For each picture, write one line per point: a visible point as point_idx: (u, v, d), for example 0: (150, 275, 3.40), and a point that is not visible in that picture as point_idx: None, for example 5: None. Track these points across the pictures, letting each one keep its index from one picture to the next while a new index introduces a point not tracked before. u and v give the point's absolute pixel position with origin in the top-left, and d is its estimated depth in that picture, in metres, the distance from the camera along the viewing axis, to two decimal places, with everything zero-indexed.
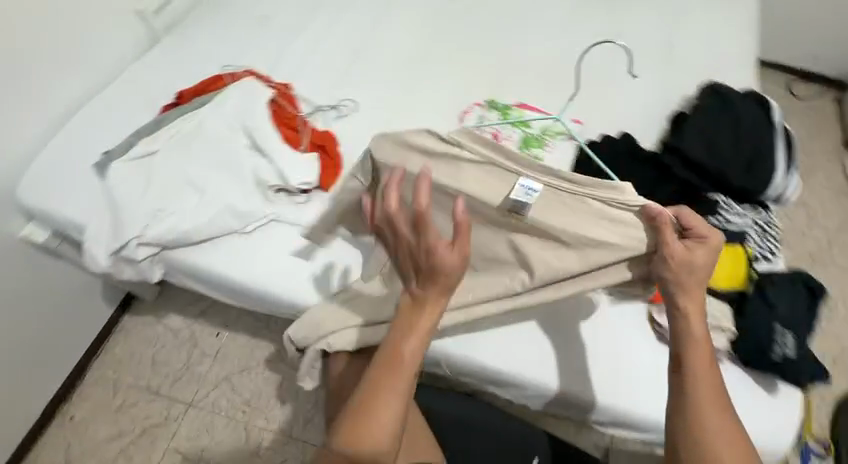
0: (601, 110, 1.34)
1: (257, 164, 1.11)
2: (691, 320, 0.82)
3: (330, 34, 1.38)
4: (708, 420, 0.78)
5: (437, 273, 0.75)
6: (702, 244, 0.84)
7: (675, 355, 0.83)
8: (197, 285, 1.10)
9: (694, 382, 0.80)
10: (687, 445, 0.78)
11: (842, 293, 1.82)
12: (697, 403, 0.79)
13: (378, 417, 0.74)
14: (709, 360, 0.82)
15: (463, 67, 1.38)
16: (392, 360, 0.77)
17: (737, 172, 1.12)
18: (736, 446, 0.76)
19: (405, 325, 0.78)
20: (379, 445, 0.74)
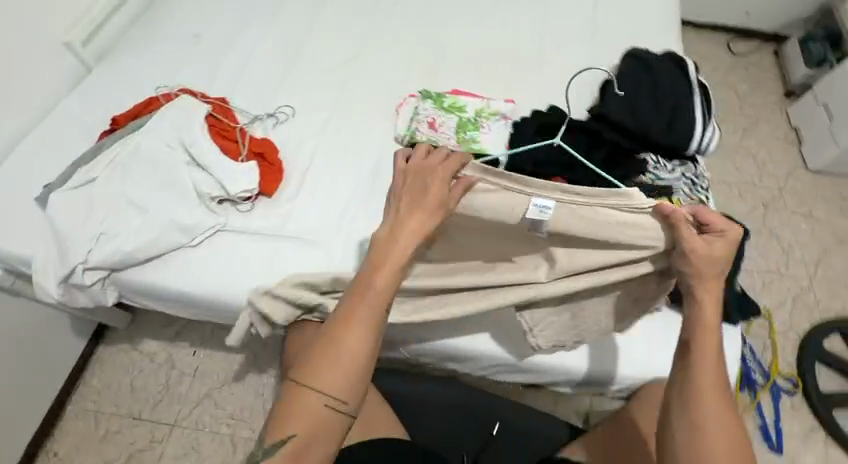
0: (529, 88, 1.38)
1: (197, 178, 1.14)
2: (706, 305, 0.77)
3: (261, 46, 1.41)
4: (706, 404, 0.74)
5: (427, 205, 0.81)
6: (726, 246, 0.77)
7: (685, 338, 0.78)
8: (153, 303, 1.12)
9: (701, 367, 0.75)
10: (682, 420, 0.74)
11: (794, 237, 1.82)
12: (697, 388, 0.75)
13: (344, 343, 0.77)
14: (716, 351, 0.76)
15: (395, 62, 1.41)
16: (364, 291, 0.79)
17: (660, 129, 1.18)
18: (730, 434, 0.72)
19: (378, 257, 0.81)
20: (344, 371, 0.76)
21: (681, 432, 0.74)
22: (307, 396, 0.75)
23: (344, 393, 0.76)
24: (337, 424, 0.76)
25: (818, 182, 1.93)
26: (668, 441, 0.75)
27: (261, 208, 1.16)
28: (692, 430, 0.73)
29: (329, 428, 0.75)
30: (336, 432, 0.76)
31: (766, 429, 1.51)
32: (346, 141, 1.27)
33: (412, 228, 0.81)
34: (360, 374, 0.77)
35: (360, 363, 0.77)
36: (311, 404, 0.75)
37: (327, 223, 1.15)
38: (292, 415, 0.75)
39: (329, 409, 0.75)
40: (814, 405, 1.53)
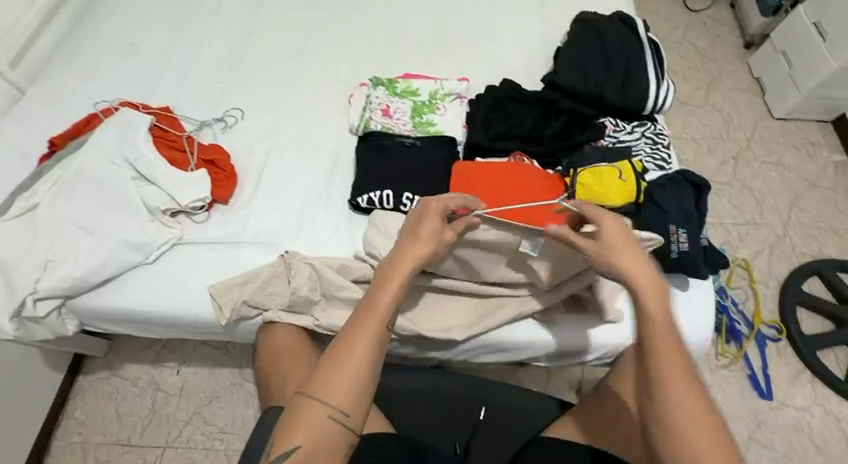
0: (480, 65, 1.35)
1: (146, 193, 1.10)
2: (644, 295, 0.75)
3: (203, 50, 1.36)
4: (673, 397, 0.70)
5: (426, 236, 0.83)
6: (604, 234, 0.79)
7: (638, 335, 0.75)
8: (115, 327, 1.08)
9: (659, 359, 0.72)
10: (653, 421, 0.71)
11: (765, 186, 1.83)
12: (660, 383, 0.71)
13: (352, 355, 0.75)
14: (672, 341, 0.73)
15: (342, 51, 1.37)
16: (372, 305, 0.78)
17: (613, 92, 1.19)
18: (704, 423, 0.68)
19: (387, 273, 0.81)
20: (351, 382, 0.74)
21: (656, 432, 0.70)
22: (313, 408, 0.72)
23: (350, 405, 0.73)
24: (340, 439, 0.72)
25: (784, 130, 1.94)
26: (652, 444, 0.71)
27: (217, 217, 1.13)
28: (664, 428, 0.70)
29: (332, 443, 0.72)
30: (339, 449, 0.72)
31: (755, 378, 1.52)
32: (299, 138, 1.23)
33: (415, 252, 0.82)
34: (366, 388, 0.75)
35: (365, 377, 0.75)
36: (315, 416, 0.72)
37: (288, 223, 1.12)
38: (294, 427, 0.71)
39: (333, 421, 0.72)
40: (798, 348, 1.55)
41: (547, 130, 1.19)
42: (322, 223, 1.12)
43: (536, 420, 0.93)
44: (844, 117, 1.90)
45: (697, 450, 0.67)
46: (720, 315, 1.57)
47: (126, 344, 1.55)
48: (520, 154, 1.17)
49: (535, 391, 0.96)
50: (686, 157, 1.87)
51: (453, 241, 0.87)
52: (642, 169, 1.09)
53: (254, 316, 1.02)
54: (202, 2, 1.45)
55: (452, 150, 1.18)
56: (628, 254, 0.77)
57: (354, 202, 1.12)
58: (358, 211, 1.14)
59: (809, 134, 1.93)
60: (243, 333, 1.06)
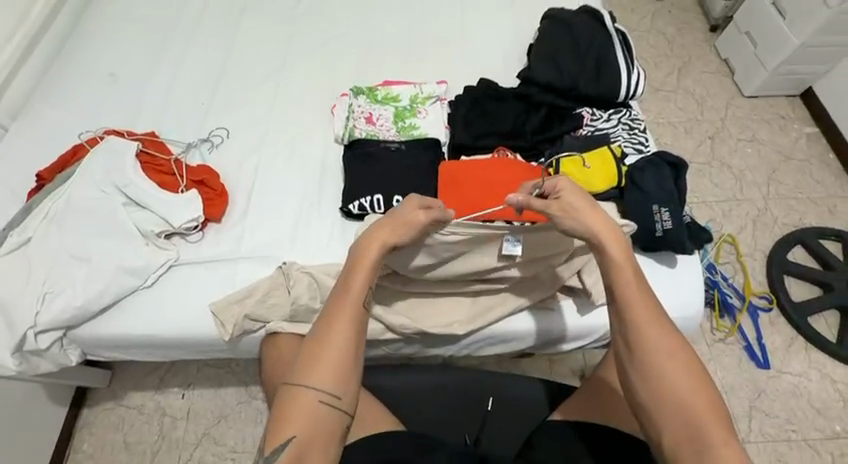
0: (457, 67, 1.38)
1: (140, 217, 1.11)
2: (609, 248, 0.84)
3: (184, 74, 1.38)
4: (648, 340, 0.79)
5: (394, 222, 0.86)
6: (568, 198, 0.85)
7: (608, 288, 0.84)
8: (118, 353, 1.09)
9: (629, 307, 0.82)
10: (632, 366, 0.79)
11: (743, 162, 1.89)
12: (635, 329, 0.80)
13: (331, 341, 0.79)
14: (640, 288, 0.83)
15: (321, 65, 1.40)
16: (346, 290, 0.83)
17: (587, 83, 1.24)
18: (675, 358, 0.78)
19: (353, 262, 0.85)
20: (336, 366, 0.78)
21: (635, 375, 0.79)
22: (305, 396, 0.76)
23: (339, 388, 0.77)
24: (334, 421, 0.76)
25: (755, 107, 2.00)
26: (633, 390, 0.79)
27: (211, 235, 1.14)
28: (639, 370, 0.79)
29: (327, 428, 0.75)
30: (334, 432, 0.76)
31: (751, 349, 1.56)
32: (286, 151, 1.26)
33: (380, 238, 0.85)
34: (350, 368, 0.79)
35: (348, 362, 0.79)
36: (306, 404, 0.76)
37: (283, 235, 1.14)
38: (286, 419, 0.75)
39: (324, 405, 0.76)
40: (789, 316, 1.60)
41: (528, 125, 1.22)
42: (316, 233, 1.14)
43: (542, 406, 0.95)
44: (812, 90, 1.97)
45: (671, 384, 0.76)
46: (711, 290, 1.61)
47: (128, 372, 1.55)
48: (503, 149, 1.20)
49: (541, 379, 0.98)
50: (664, 141, 1.92)
51: (428, 221, 0.87)
52: (621, 154, 1.13)
53: (257, 329, 1.03)
54: (179, 27, 1.47)
55: (437, 151, 1.21)
56: (589, 213, 0.85)
57: (345, 209, 1.14)
58: (351, 217, 1.16)
59: (780, 109, 2.00)
60: (247, 348, 1.07)
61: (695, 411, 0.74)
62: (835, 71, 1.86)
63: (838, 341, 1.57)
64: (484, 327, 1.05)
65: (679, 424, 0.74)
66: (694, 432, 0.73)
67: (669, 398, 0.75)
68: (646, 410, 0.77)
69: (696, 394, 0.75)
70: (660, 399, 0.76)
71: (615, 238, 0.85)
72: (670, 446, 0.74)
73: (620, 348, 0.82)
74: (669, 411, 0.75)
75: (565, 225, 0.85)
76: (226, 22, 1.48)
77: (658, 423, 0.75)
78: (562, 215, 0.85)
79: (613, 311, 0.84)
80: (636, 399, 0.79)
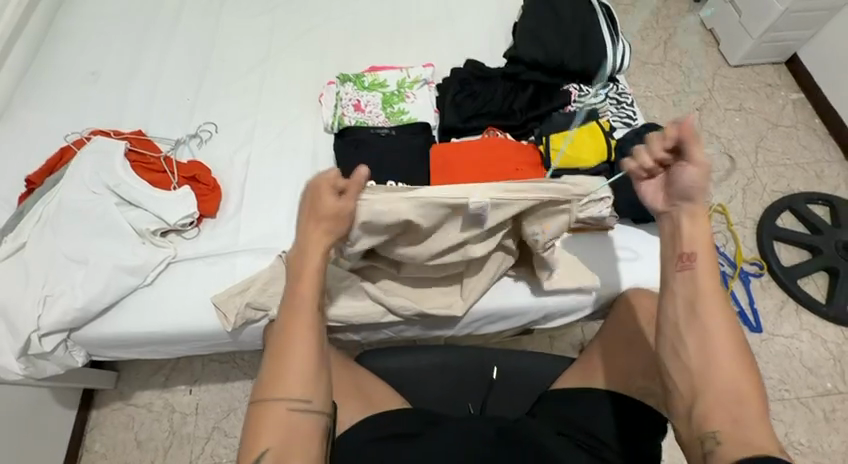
0: (443, 49, 1.37)
1: (134, 217, 1.12)
2: (691, 213, 0.77)
3: (166, 70, 1.36)
4: (706, 312, 0.73)
5: (321, 217, 0.81)
6: (703, 170, 0.74)
7: (675, 253, 0.77)
8: (122, 352, 1.10)
9: (690, 276, 0.76)
10: (684, 333, 0.74)
11: (731, 132, 1.90)
12: (693, 297, 0.75)
13: (291, 342, 0.79)
14: (710, 260, 0.76)
15: (306, 54, 1.39)
16: (293, 293, 0.82)
17: (573, 59, 1.24)
18: (730, 333, 0.72)
19: (297, 261, 0.83)
20: (299, 372, 0.78)
21: (687, 347, 0.73)
22: (271, 406, 0.75)
23: (306, 392, 0.77)
24: (313, 426, 0.76)
25: (742, 76, 2.01)
26: (681, 361, 0.73)
27: (206, 231, 1.15)
28: (689, 334, 0.73)
29: (301, 431, 0.75)
30: (314, 439, 0.76)
31: (744, 314, 1.60)
32: (276, 144, 1.25)
33: (317, 238, 0.82)
34: (313, 371, 0.78)
35: (308, 362, 0.79)
36: (274, 415, 0.75)
37: (278, 227, 1.14)
38: (260, 430, 0.74)
39: (294, 412, 0.75)
40: (780, 279, 1.63)
41: (516, 103, 1.22)
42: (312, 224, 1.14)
43: (545, 377, 0.98)
44: (797, 55, 1.98)
45: (719, 354, 0.71)
46: None
47: (133, 371, 1.57)
48: (493, 129, 1.20)
49: (543, 356, 0.99)
50: (653, 114, 1.93)
51: (351, 208, 0.82)
52: (610, 128, 1.15)
53: (259, 318, 1.04)
54: (158, 21, 1.45)
55: (427, 135, 1.21)
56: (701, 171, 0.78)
57: None
58: None
59: (766, 77, 2.01)
60: (249, 339, 1.08)
61: (738, 390, 0.68)
62: (820, 35, 1.87)
63: (828, 301, 1.61)
64: (483, 304, 1.07)
65: (723, 399, 0.68)
66: (734, 410, 0.67)
67: (715, 373, 0.70)
68: (689, 374, 0.72)
69: (741, 372, 0.70)
70: (704, 367, 0.71)
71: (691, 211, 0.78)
72: (701, 412, 0.69)
73: (674, 314, 0.76)
74: (712, 383, 0.70)
75: (694, 174, 0.75)
76: (206, 15, 1.46)
77: (702, 397, 0.70)
78: (689, 180, 0.75)
79: (670, 275, 0.78)
80: (681, 369, 0.73)
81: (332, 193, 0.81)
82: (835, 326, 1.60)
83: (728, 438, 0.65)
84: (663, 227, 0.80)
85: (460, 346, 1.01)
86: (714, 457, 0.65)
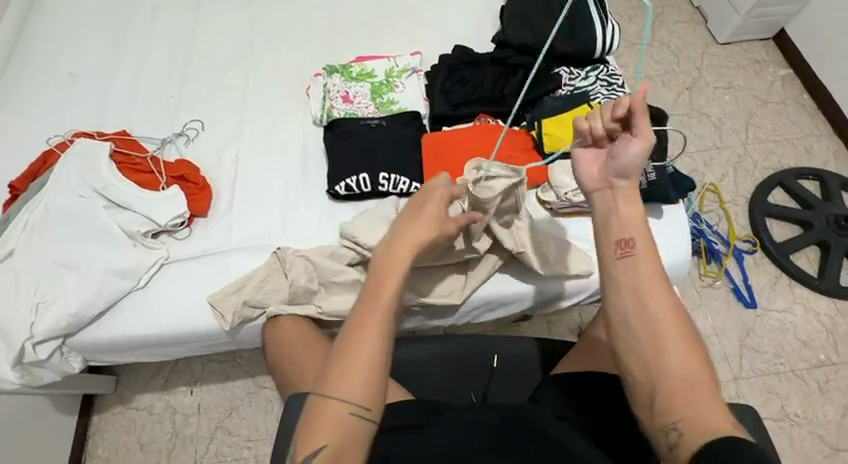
0: (431, 36, 1.35)
1: (123, 219, 1.09)
2: (624, 197, 0.76)
3: (147, 68, 1.33)
4: (651, 299, 0.71)
5: (422, 223, 0.82)
6: (647, 149, 0.74)
7: (614, 241, 0.75)
8: (118, 356, 1.09)
9: (632, 264, 0.73)
10: (634, 323, 0.71)
11: (721, 110, 1.90)
12: (637, 285, 0.72)
13: (364, 341, 0.72)
14: (648, 246, 0.74)
15: (290, 46, 1.36)
16: (376, 290, 0.76)
17: (562, 42, 1.23)
18: (676, 317, 0.70)
19: (385, 258, 0.79)
20: (367, 376, 0.70)
21: (638, 337, 0.70)
22: (331, 406, 0.68)
23: (369, 399, 0.69)
24: (364, 434, 0.69)
25: (731, 54, 2.01)
26: (632, 352, 0.70)
27: (198, 230, 1.13)
28: (637, 324, 0.70)
29: (353, 439, 0.68)
30: (360, 446, 0.68)
31: (738, 290, 1.62)
32: (264, 139, 1.23)
33: (411, 240, 0.80)
34: (380, 379, 0.71)
35: (377, 369, 0.71)
36: (334, 415, 0.68)
37: (271, 223, 1.13)
38: (316, 427, 0.68)
39: (353, 417, 0.68)
40: (773, 255, 1.65)
41: (506, 88, 1.21)
42: (305, 219, 1.13)
43: (545, 362, 0.98)
44: (785, 31, 1.98)
45: (669, 340, 0.68)
46: (698, 239, 1.65)
47: (132, 375, 1.56)
48: (484, 116, 1.19)
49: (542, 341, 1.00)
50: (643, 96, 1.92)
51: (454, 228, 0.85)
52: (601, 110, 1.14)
53: (256, 316, 1.03)
54: (137, 18, 1.41)
55: (417, 124, 1.20)
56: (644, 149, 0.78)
57: (332, 191, 1.12)
58: (338, 200, 1.14)
59: (755, 54, 2.01)
60: (248, 337, 1.07)
61: (691, 375, 0.66)
62: (807, 9, 1.86)
63: (820, 274, 1.63)
64: (483, 290, 1.07)
65: (680, 386, 0.66)
66: (690, 397, 0.65)
67: (668, 360, 0.67)
68: (644, 365, 0.69)
69: (691, 357, 0.68)
70: (656, 356, 0.68)
71: (619, 195, 0.76)
72: (662, 401, 0.66)
73: (620, 305, 0.73)
74: (669, 370, 0.67)
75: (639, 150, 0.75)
76: (184, 10, 1.42)
77: (661, 387, 0.67)
78: (630, 156, 0.75)
79: (612, 265, 0.75)
80: (635, 360, 0.70)
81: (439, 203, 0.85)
82: (828, 298, 1.62)
83: (689, 425, 0.63)
84: (596, 210, 0.78)
85: (459, 334, 1.01)
86: (678, 448, 0.63)
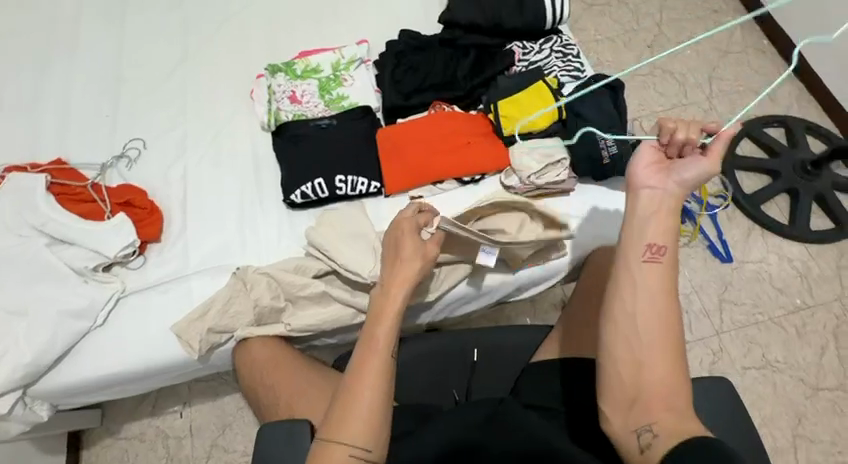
0: (376, 21, 1.28)
1: (71, 255, 1.03)
2: (660, 204, 0.69)
3: (75, 89, 1.23)
4: (658, 305, 0.67)
5: (406, 258, 0.85)
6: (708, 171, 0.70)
7: (634, 240, 0.69)
8: (88, 398, 1.04)
9: (647, 269, 0.68)
10: (635, 324, 0.66)
11: (684, 66, 1.87)
12: (646, 289, 0.67)
13: (364, 380, 0.75)
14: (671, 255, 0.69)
15: (227, 47, 1.27)
16: (374, 332, 0.79)
17: (511, 15, 1.17)
18: (671, 327, 0.66)
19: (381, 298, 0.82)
20: (367, 418, 0.72)
21: (640, 340, 0.66)
22: (335, 449, 0.70)
23: (370, 438, 0.72)
24: None
25: (689, 6, 1.97)
26: (632, 353, 0.66)
27: (154, 257, 1.08)
28: (642, 329, 0.66)
29: None
30: None
31: (714, 246, 1.63)
32: (212, 152, 1.16)
33: (403, 277, 0.83)
34: (383, 418, 0.74)
35: (378, 407, 0.74)
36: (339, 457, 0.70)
37: (230, 240, 1.08)
38: None
39: (356, 457, 0.70)
40: (745, 208, 1.66)
41: (459, 70, 1.16)
42: (266, 231, 1.09)
43: (526, 350, 0.97)
44: None
45: (666, 349, 0.66)
46: None
47: (118, 406, 1.51)
48: (439, 103, 1.14)
49: (522, 328, 0.99)
50: (605, 59, 1.88)
51: (434, 252, 0.87)
52: (557, 84, 1.10)
53: (225, 341, 0.99)
54: (58, 32, 1.30)
55: (370, 119, 1.14)
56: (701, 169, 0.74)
57: (288, 201, 1.07)
58: (297, 208, 1.09)
59: (712, 3, 1.97)
60: (221, 362, 1.03)
61: (671, 388, 0.64)
62: None
63: (791, 222, 1.65)
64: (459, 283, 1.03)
65: (660, 393, 0.64)
66: (668, 407, 0.63)
67: (659, 370, 0.65)
68: (635, 370, 0.65)
69: (675, 369, 0.65)
70: (649, 362, 0.65)
71: (662, 203, 0.70)
72: (641, 406, 0.64)
73: (629, 305, 0.67)
74: (655, 377, 0.65)
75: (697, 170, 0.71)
76: (108, 19, 1.31)
77: (643, 393, 0.65)
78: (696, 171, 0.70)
79: (635, 264, 0.68)
80: (630, 361, 0.66)
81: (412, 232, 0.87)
82: (800, 244, 1.64)
83: (666, 432, 0.62)
84: (640, 206, 0.70)
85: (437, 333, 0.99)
86: (650, 450, 0.62)
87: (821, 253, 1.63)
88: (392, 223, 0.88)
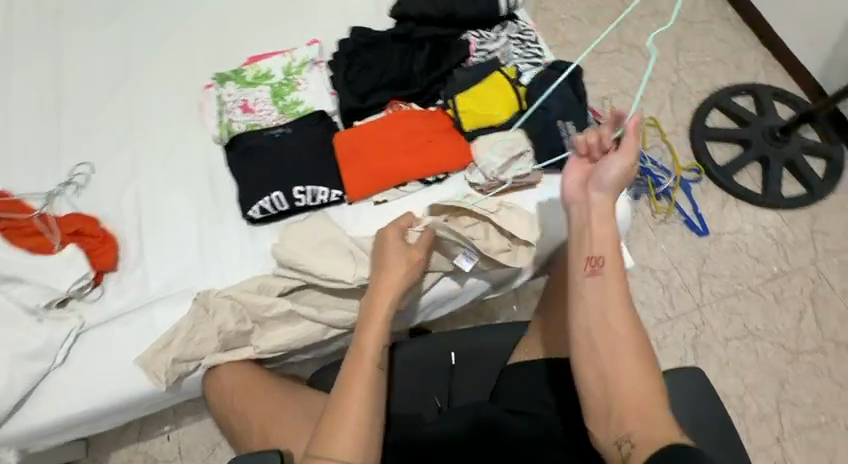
0: (326, 19, 1.22)
1: (22, 293, 0.98)
2: (595, 219, 0.78)
3: (13, 113, 1.16)
4: (612, 316, 0.73)
5: (391, 266, 0.88)
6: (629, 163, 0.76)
7: (580, 259, 0.77)
8: (58, 439, 0.99)
9: (595, 285, 0.75)
10: (594, 339, 0.73)
11: (650, 39, 1.85)
12: (599, 304, 0.75)
13: (353, 394, 0.76)
14: (616, 268, 0.76)
15: (171, 58, 1.21)
16: (362, 344, 0.81)
17: (464, 4, 1.13)
18: (632, 335, 0.72)
19: (368, 309, 0.85)
20: (356, 433, 0.73)
21: (603, 352, 0.72)
22: None
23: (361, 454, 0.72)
24: None
25: None
26: (598, 366, 0.72)
27: (112, 288, 1.02)
28: (601, 340, 0.72)
29: None
30: None
31: (690, 221, 1.63)
32: (164, 171, 1.11)
33: (389, 285, 0.86)
34: (371, 433, 0.74)
35: (368, 420, 0.75)
36: None
37: (191, 262, 1.04)
38: None
39: None
40: (718, 180, 1.66)
41: (415, 66, 1.11)
42: (228, 250, 1.04)
43: (504, 350, 0.95)
44: None
45: (628, 357, 0.71)
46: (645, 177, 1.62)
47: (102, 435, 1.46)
48: (396, 101, 1.10)
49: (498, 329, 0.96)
50: (570, 39, 1.84)
51: (422, 257, 0.90)
52: (515, 74, 1.10)
53: (193, 369, 0.95)
54: None
55: (327, 124, 1.09)
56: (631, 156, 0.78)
57: (248, 216, 1.03)
58: (258, 223, 1.05)
59: None
60: (193, 389, 0.99)
61: (641, 394, 0.69)
62: None
63: (763, 190, 1.66)
64: (424, 291, 0.99)
65: (632, 400, 0.68)
66: (642, 413, 0.67)
67: (626, 376, 0.70)
68: (603, 380, 0.71)
69: (645, 375, 0.70)
70: (617, 371, 0.70)
71: (600, 214, 0.78)
72: (617, 414, 0.69)
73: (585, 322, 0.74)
74: (626, 386, 0.69)
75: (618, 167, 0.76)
76: (40, 36, 1.23)
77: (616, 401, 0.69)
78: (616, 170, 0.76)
79: (580, 282, 0.77)
80: (597, 373, 0.72)
81: (399, 240, 0.91)
82: (773, 212, 1.65)
83: (642, 439, 0.65)
84: (573, 227, 0.80)
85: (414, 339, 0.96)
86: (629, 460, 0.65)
87: (794, 218, 1.64)
88: (378, 234, 0.92)
